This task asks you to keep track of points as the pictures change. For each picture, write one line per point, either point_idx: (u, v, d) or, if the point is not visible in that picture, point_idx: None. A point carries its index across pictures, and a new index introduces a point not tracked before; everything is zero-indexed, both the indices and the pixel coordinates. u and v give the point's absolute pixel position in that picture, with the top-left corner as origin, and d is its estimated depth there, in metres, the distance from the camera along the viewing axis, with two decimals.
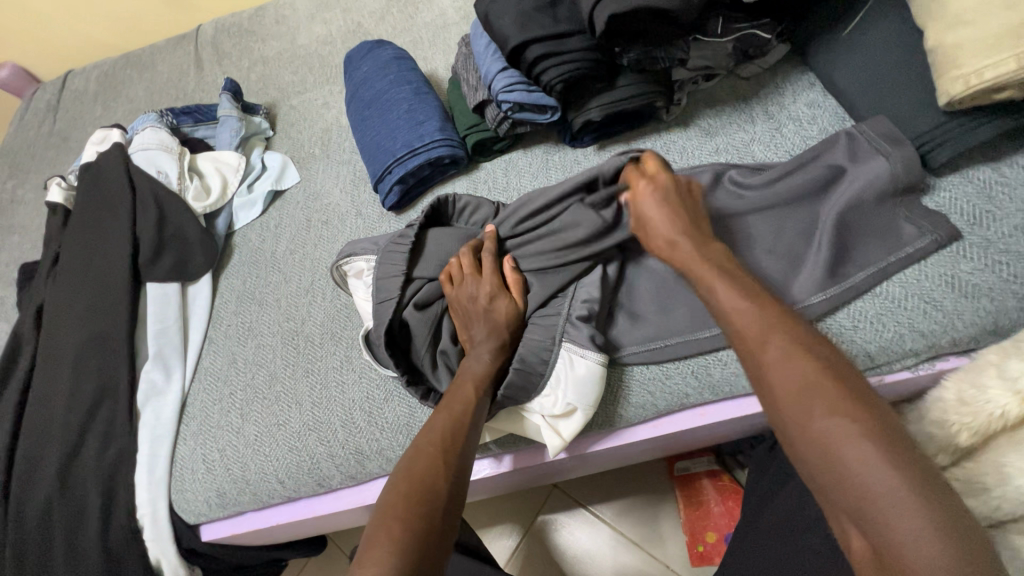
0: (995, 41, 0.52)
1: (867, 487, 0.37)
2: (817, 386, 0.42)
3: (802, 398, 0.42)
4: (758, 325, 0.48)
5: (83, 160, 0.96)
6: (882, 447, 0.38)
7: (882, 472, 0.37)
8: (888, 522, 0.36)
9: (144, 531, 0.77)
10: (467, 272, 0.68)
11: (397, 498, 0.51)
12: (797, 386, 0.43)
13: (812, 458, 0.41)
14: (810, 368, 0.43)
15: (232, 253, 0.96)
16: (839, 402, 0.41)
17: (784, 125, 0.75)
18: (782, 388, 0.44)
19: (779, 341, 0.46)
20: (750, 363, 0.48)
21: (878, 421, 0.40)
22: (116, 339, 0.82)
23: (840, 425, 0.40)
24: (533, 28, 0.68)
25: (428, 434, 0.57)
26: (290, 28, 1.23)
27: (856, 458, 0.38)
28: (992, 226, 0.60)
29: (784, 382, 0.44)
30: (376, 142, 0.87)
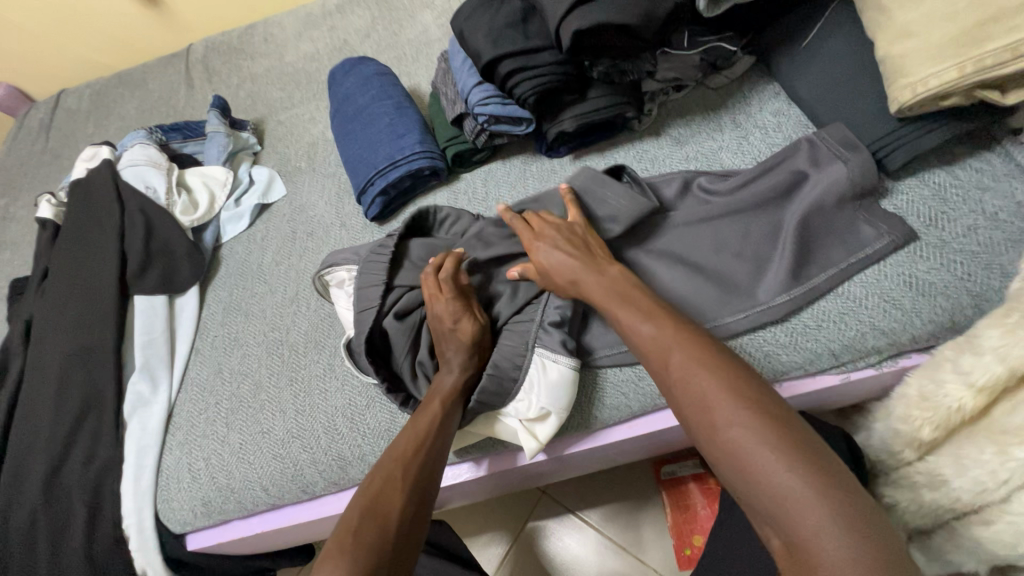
0: (938, 51, 0.55)
1: (782, 498, 0.39)
2: (724, 398, 0.44)
3: (715, 411, 0.44)
4: (668, 347, 0.50)
5: (73, 176, 0.98)
6: (783, 452, 0.40)
7: (786, 474, 0.39)
8: (802, 524, 0.38)
9: (129, 541, 0.77)
10: (433, 293, 0.68)
11: (359, 514, 0.52)
12: (709, 401, 0.45)
13: (728, 472, 0.43)
14: (722, 384, 0.45)
15: (220, 266, 0.97)
16: (745, 410, 0.43)
17: (750, 133, 0.77)
18: (697, 406, 0.46)
19: (684, 358, 0.49)
20: (666, 386, 0.50)
21: (774, 424, 0.42)
22: (103, 351, 0.83)
23: (745, 432, 0.42)
24: (504, 44, 0.71)
25: (393, 449, 0.59)
26: (278, 46, 1.26)
27: (760, 462, 0.41)
28: (946, 226, 0.62)
29: (691, 397, 0.46)
30: (359, 155, 0.89)
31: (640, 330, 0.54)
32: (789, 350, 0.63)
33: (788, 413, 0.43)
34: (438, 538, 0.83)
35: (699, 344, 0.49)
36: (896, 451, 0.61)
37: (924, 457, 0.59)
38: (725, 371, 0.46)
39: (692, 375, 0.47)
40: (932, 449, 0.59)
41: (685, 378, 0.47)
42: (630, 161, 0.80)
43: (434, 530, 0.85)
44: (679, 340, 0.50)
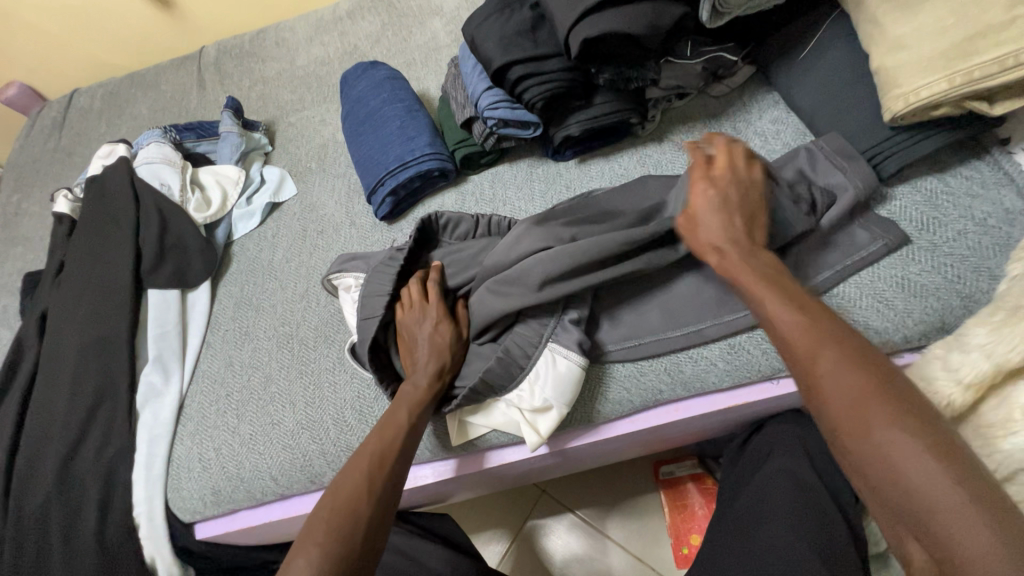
0: (929, 63, 0.58)
1: (940, 510, 0.35)
2: (870, 401, 0.40)
3: (865, 413, 0.40)
4: (810, 336, 0.46)
5: (89, 172, 1.00)
6: (938, 460, 0.36)
7: (947, 483, 0.35)
8: (949, 533, 0.34)
9: (140, 529, 0.79)
10: (416, 300, 0.72)
11: (330, 513, 0.55)
12: (852, 400, 0.41)
13: (871, 477, 0.39)
14: (868, 384, 0.41)
15: (231, 262, 0.99)
16: (894, 413, 0.39)
17: (750, 140, 0.80)
18: (834, 404, 0.42)
19: (822, 354, 0.44)
20: (800, 378, 0.45)
21: (934, 430, 0.38)
22: (117, 343, 0.85)
23: (894, 433, 0.38)
24: (515, 50, 0.73)
25: (365, 450, 0.61)
26: (289, 50, 1.29)
27: (911, 469, 0.37)
28: (938, 231, 0.65)
29: (834, 390, 0.42)
30: (369, 156, 0.92)
31: (783, 319, 0.48)
32: None
33: (937, 417, 0.39)
34: (440, 530, 0.85)
35: (828, 334, 0.45)
36: None
37: None
38: (868, 373, 0.42)
39: (837, 372, 0.42)
40: None
41: (822, 373, 0.43)
42: (633, 166, 0.83)
43: (438, 522, 0.86)
44: (814, 330, 0.46)
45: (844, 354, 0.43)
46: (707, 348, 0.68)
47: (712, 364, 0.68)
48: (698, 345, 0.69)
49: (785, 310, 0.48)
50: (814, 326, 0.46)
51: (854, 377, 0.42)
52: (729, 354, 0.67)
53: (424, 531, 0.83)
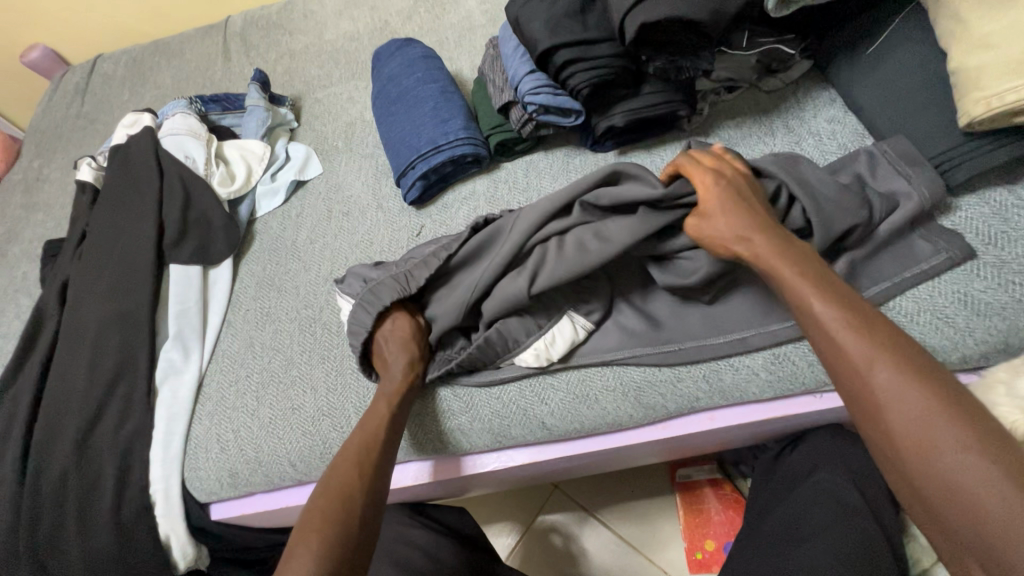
0: (1016, 65, 0.54)
1: (1004, 537, 0.35)
2: (919, 409, 0.41)
3: (932, 441, 0.39)
4: (862, 347, 0.44)
5: (113, 141, 0.98)
6: (1013, 486, 0.36)
7: (1010, 507, 0.35)
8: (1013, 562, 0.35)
9: (156, 506, 0.78)
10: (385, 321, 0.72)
11: (313, 516, 0.55)
12: (917, 423, 0.40)
13: (936, 502, 0.39)
14: (933, 400, 0.40)
15: (254, 240, 0.97)
16: (991, 467, 0.37)
17: (803, 138, 0.76)
18: (894, 422, 0.42)
19: (889, 366, 0.43)
20: (854, 388, 0.45)
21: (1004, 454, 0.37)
22: (138, 318, 0.84)
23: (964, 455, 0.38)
24: (562, 33, 0.70)
25: (350, 449, 0.62)
26: (318, 23, 1.26)
27: (981, 495, 0.36)
28: (1006, 247, 0.61)
29: (901, 410, 0.41)
30: (400, 137, 0.88)
31: (829, 323, 0.47)
32: None
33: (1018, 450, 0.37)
34: (456, 523, 0.83)
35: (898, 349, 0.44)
36: None
37: None
38: (942, 395, 0.41)
39: (892, 383, 0.42)
40: None
41: (886, 390, 0.42)
42: None
43: (454, 516, 0.84)
44: (877, 341, 0.44)
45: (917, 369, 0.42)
46: (750, 357, 0.65)
47: (755, 373, 0.65)
48: (738, 353, 0.65)
49: (830, 317, 0.47)
50: (865, 337, 0.45)
51: (912, 389, 0.42)
52: (773, 364, 0.64)
53: (439, 525, 0.81)
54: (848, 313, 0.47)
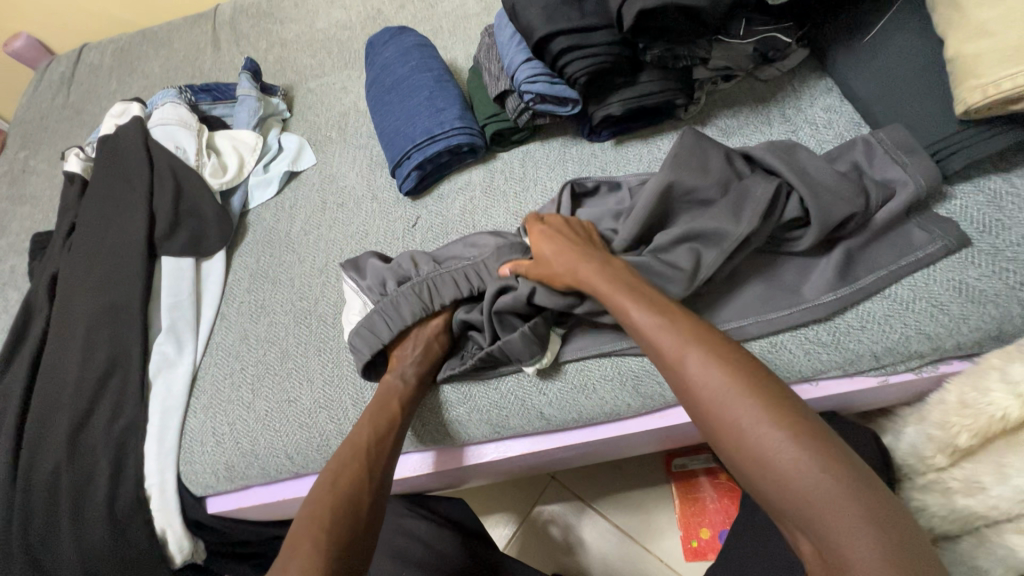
0: (1014, 52, 0.54)
1: (812, 505, 0.39)
2: (748, 405, 0.44)
3: (743, 422, 0.43)
4: (679, 343, 0.50)
5: (101, 131, 0.96)
6: (807, 452, 0.40)
7: (812, 470, 0.40)
8: (830, 530, 0.38)
9: (152, 500, 0.77)
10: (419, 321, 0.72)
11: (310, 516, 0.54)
12: (726, 408, 0.44)
13: (757, 479, 0.42)
14: (737, 383, 0.45)
15: (247, 231, 0.96)
16: (802, 442, 0.41)
17: (800, 127, 0.76)
18: (712, 414, 0.45)
19: (705, 361, 0.47)
20: (681, 389, 0.49)
21: (801, 420, 0.42)
22: (130, 310, 0.82)
23: (762, 428, 0.42)
24: (560, 20, 0.69)
25: (346, 453, 0.61)
26: (310, 12, 1.24)
27: (789, 464, 0.40)
28: (1000, 234, 0.61)
29: (711, 395, 0.46)
30: (396, 127, 0.88)
31: (653, 330, 0.52)
32: (830, 349, 0.63)
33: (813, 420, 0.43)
34: (454, 513, 0.83)
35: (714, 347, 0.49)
36: (928, 456, 0.63)
37: (959, 462, 0.62)
38: (745, 377, 0.45)
39: (707, 377, 0.46)
40: (966, 456, 0.62)
41: (704, 382, 0.46)
42: None
43: (453, 507, 0.84)
44: (692, 341, 0.49)
45: (730, 362, 0.47)
46: (747, 345, 0.64)
47: None
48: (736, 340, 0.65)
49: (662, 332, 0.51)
50: (681, 335, 0.50)
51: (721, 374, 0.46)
52: (770, 353, 0.64)
53: (437, 515, 0.80)
54: (665, 315, 0.53)
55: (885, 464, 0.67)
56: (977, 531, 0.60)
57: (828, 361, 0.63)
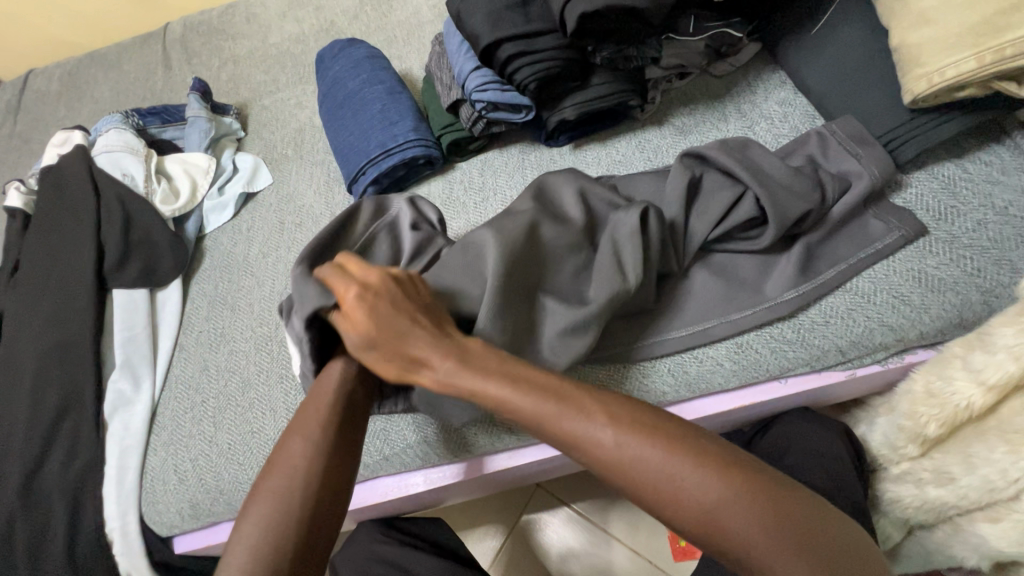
0: (957, 40, 0.54)
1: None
2: (723, 503, 0.40)
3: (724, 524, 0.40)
4: (627, 449, 0.43)
5: (43, 162, 0.92)
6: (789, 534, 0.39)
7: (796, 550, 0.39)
8: None
9: (114, 545, 0.75)
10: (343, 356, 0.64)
11: (288, 467, 0.50)
12: (707, 509, 0.40)
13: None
14: (703, 476, 0.41)
15: (204, 257, 0.93)
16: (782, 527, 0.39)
17: (756, 122, 0.75)
18: (691, 521, 0.41)
19: (665, 461, 0.42)
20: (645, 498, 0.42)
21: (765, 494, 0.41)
22: (81, 348, 0.79)
23: (740, 521, 0.39)
24: (504, 26, 0.67)
25: (316, 402, 0.55)
26: (261, 26, 1.21)
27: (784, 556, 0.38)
28: (956, 222, 0.62)
29: (685, 500, 0.41)
30: (350, 142, 0.85)
31: (592, 437, 0.44)
32: (797, 347, 0.62)
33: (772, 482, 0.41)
34: (431, 535, 0.80)
35: (657, 435, 0.43)
36: (899, 446, 0.63)
37: (929, 452, 0.62)
38: (703, 462, 0.41)
39: (674, 477, 0.41)
40: (936, 445, 0.61)
41: (664, 482, 0.41)
42: (632, 151, 0.78)
43: (431, 528, 0.82)
44: (641, 440, 0.43)
45: (687, 451, 0.42)
46: (714, 348, 0.63)
47: (720, 364, 0.63)
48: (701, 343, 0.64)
49: (592, 429, 0.44)
50: (625, 432, 0.43)
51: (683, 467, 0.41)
52: (737, 354, 0.63)
53: (414, 538, 0.78)
54: (593, 409, 0.45)
55: (859, 457, 0.67)
56: (952, 519, 0.61)
57: (795, 358, 0.62)
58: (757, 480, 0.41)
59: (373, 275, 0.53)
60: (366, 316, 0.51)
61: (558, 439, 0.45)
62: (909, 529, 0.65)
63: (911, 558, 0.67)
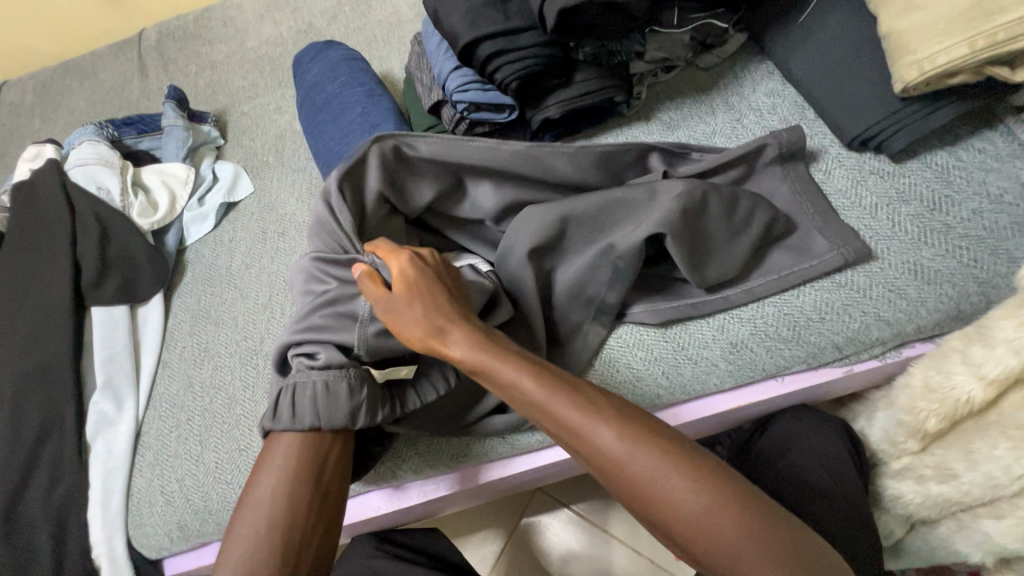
0: (947, 25, 0.52)
1: (725, 547, 0.40)
2: (645, 465, 0.43)
3: (644, 480, 0.43)
4: (574, 411, 0.46)
5: (16, 178, 0.90)
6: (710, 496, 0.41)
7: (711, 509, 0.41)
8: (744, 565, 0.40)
9: (102, 570, 0.73)
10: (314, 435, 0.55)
11: (261, 494, 0.53)
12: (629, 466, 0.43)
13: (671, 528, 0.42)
14: (627, 441, 0.44)
15: (185, 271, 0.91)
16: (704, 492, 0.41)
17: (744, 115, 0.73)
18: (612, 470, 0.44)
19: (600, 428, 0.45)
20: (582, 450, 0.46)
21: (691, 465, 0.43)
22: (60, 370, 0.77)
23: (728, 534, 0.40)
24: (483, 24, 0.65)
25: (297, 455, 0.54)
26: (238, 30, 1.18)
27: (698, 507, 0.41)
28: (950, 211, 0.60)
29: (609, 452, 0.44)
30: (330, 147, 0.83)
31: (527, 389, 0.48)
32: (792, 345, 0.61)
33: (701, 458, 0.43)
34: (428, 547, 0.79)
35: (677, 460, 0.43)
36: (899, 441, 0.62)
37: (930, 448, 0.60)
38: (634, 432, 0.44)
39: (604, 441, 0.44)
40: (937, 440, 0.60)
41: (676, 506, 0.42)
42: None
43: (427, 538, 0.81)
44: (591, 413, 0.45)
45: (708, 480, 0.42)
46: (707, 351, 0.62)
47: (715, 365, 0.62)
48: (694, 344, 0.62)
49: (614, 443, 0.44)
50: (572, 399, 0.47)
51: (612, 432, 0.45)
52: (731, 355, 0.61)
53: (410, 551, 0.77)
54: (549, 378, 0.48)
55: (859, 454, 0.66)
56: (955, 514, 0.60)
57: (792, 356, 0.61)
58: (751, 506, 0.41)
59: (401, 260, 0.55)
60: (410, 297, 0.53)
61: (573, 438, 0.46)
62: (912, 524, 0.64)
63: (913, 554, 0.66)
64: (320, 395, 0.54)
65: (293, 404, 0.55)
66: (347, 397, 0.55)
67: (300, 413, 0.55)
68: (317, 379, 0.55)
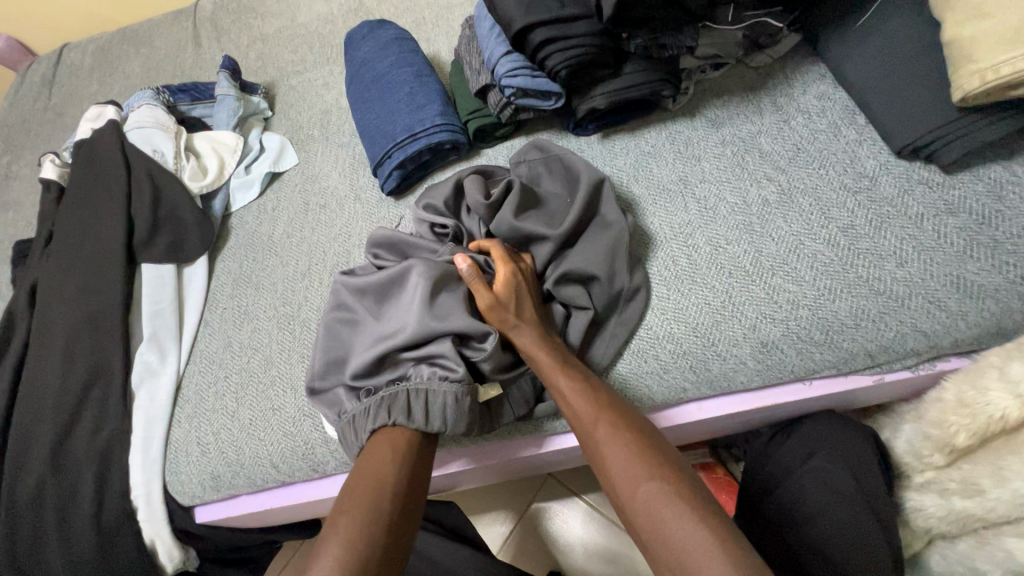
0: (1014, 35, 0.51)
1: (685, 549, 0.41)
2: (634, 468, 0.47)
3: (628, 482, 0.47)
4: (591, 413, 0.53)
5: (77, 135, 0.94)
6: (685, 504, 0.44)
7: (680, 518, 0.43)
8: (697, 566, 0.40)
9: (139, 512, 0.76)
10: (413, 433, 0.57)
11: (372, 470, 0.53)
12: (619, 468, 0.48)
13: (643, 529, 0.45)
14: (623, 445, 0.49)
15: (229, 235, 0.95)
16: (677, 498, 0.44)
17: (792, 117, 0.73)
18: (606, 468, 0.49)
19: (608, 431, 0.51)
20: (589, 449, 0.52)
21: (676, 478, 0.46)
22: (111, 319, 0.81)
23: (687, 535, 0.42)
24: (539, 10, 0.66)
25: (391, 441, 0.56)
26: (291, 6, 1.20)
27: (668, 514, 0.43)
28: (1000, 226, 0.59)
29: (611, 451, 0.50)
30: (376, 125, 0.85)
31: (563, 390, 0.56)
32: (825, 349, 0.60)
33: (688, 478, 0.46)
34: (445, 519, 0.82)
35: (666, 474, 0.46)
36: (925, 454, 0.62)
37: (957, 462, 0.60)
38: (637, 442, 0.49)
39: (608, 439, 0.50)
40: (965, 455, 0.60)
41: (648, 505, 0.45)
42: (662, 142, 0.76)
43: (444, 510, 0.84)
44: (605, 417, 0.52)
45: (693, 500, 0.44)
46: (737, 349, 0.62)
47: (743, 363, 0.62)
48: (724, 340, 0.62)
49: (618, 452, 0.49)
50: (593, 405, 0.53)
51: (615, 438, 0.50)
52: (762, 355, 0.62)
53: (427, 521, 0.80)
54: (582, 387, 0.55)
55: (885, 463, 0.66)
56: (978, 531, 0.60)
57: (822, 361, 0.61)
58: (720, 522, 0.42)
59: (505, 270, 0.63)
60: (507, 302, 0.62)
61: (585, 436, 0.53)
62: (931, 538, 0.64)
63: None
64: (451, 406, 0.58)
65: (425, 409, 0.58)
66: (471, 411, 0.59)
67: (431, 419, 0.58)
68: (450, 391, 0.58)
